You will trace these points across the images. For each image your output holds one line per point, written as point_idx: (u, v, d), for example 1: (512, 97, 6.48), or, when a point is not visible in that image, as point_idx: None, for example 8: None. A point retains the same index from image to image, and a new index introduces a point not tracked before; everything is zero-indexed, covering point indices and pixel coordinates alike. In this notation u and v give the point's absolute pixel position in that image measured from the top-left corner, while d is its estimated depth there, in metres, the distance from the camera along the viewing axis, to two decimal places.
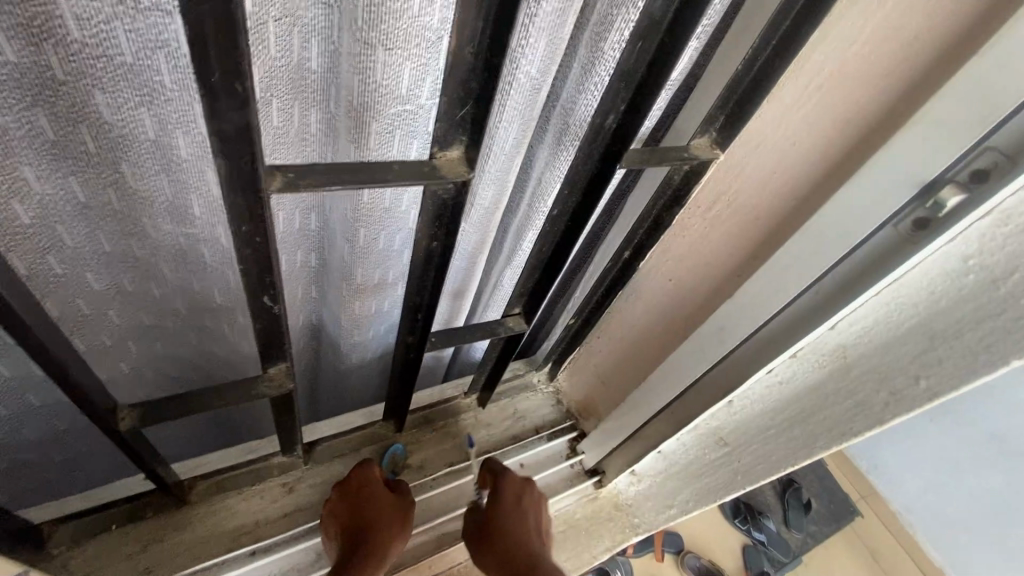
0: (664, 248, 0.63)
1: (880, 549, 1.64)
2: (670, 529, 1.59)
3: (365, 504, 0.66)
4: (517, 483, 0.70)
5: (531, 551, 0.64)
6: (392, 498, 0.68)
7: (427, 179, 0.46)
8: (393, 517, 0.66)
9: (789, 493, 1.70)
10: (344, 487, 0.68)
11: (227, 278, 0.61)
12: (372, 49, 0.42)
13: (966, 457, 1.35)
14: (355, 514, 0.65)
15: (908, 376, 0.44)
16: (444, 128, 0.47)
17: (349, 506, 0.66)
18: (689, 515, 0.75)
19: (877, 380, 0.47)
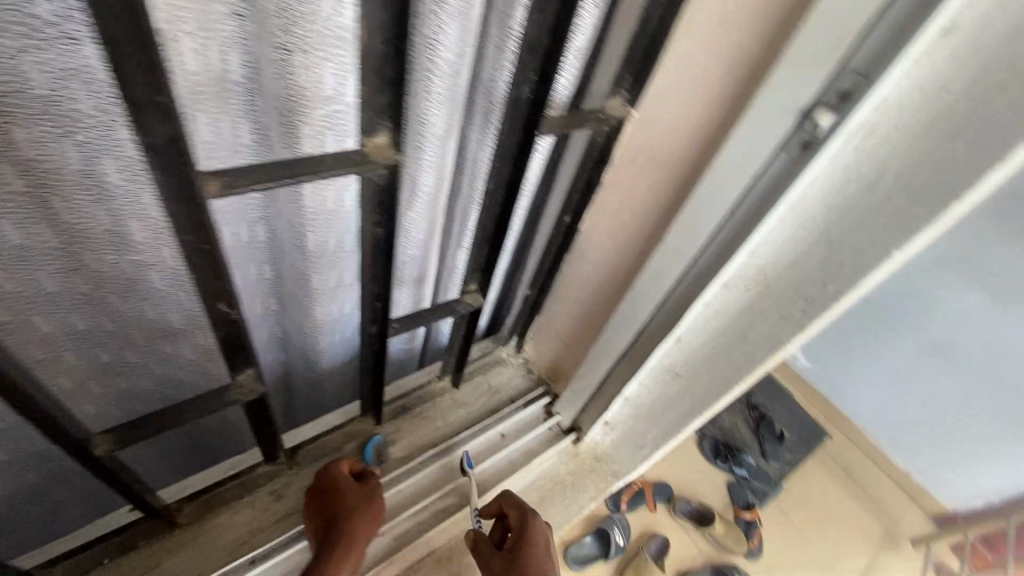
0: (600, 207, 0.67)
1: (853, 466, 1.81)
2: (659, 480, 1.67)
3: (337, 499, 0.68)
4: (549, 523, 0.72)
5: None
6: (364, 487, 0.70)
7: (355, 168, 0.49)
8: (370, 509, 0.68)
9: (762, 427, 1.83)
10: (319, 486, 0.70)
11: (179, 313, 0.60)
12: (290, 54, 0.44)
13: (910, 366, 1.51)
14: (329, 513, 0.67)
15: (819, 282, 0.50)
16: (367, 121, 0.47)
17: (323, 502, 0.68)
18: (660, 452, 0.80)
19: (795, 292, 0.52)
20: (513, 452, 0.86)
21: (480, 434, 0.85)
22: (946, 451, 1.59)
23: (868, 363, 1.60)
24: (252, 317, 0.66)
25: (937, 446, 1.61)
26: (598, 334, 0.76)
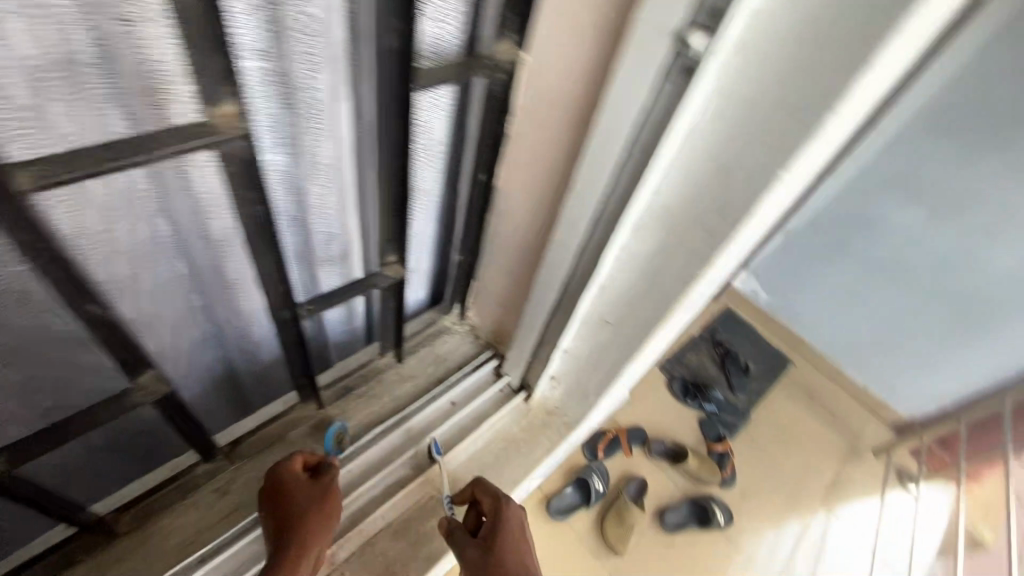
0: (512, 158, 0.64)
1: (818, 389, 1.90)
2: (632, 426, 1.72)
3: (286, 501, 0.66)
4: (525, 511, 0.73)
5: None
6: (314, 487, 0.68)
7: (205, 138, 0.46)
8: (322, 512, 0.67)
9: (729, 362, 1.91)
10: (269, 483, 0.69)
11: (94, 347, 0.54)
12: (135, 23, 0.38)
13: (863, 283, 1.59)
14: (277, 515, 0.66)
15: (717, 212, 0.48)
16: (205, 88, 0.43)
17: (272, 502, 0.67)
18: (604, 398, 0.80)
19: (697, 225, 0.50)
20: (464, 418, 0.86)
21: (429, 405, 0.84)
22: (892, 363, 1.70)
23: (814, 285, 1.71)
24: (172, 324, 0.61)
25: (886, 360, 1.72)
26: (528, 289, 0.75)
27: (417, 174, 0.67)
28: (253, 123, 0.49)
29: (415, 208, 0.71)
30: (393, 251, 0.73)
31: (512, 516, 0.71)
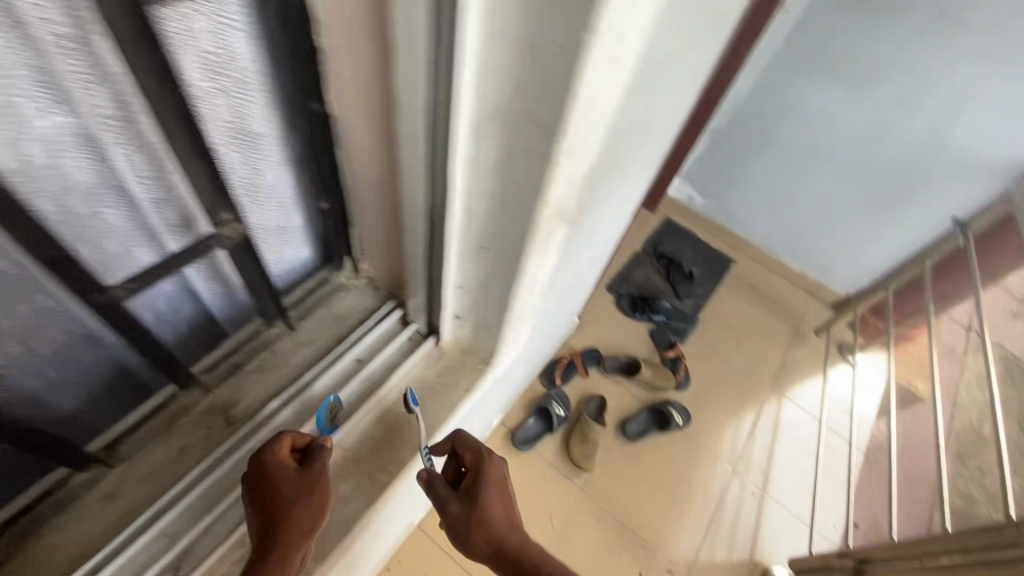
0: (339, 81, 0.56)
1: (752, 280, 2.37)
2: (588, 349, 2.02)
3: (279, 496, 0.68)
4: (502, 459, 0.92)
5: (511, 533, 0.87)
6: (308, 475, 0.72)
7: None
8: (317, 498, 0.72)
9: (673, 273, 2.34)
10: (259, 470, 0.69)
11: None
12: None
13: (785, 168, 2.09)
14: (267, 508, 0.68)
15: (541, 104, 0.41)
16: None
17: (263, 492, 0.68)
18: (508, 327, 0.76)
19: (528, 123, 0.44)
20: (372, 373, 0.82)
21: (332, 367, 0.80)
22: (827, 231, 2.16)
23: (762, 169, 2.15)
24: (15, 329, 0.58)
25: (818, 229, 2.18)
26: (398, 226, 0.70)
27: (214, 117, 0.57)
28: (5, 80, 0.42)
29: (237, 156, 0.62)
30: (225, 208, 0.65)
31: (495, 473, 0.88)
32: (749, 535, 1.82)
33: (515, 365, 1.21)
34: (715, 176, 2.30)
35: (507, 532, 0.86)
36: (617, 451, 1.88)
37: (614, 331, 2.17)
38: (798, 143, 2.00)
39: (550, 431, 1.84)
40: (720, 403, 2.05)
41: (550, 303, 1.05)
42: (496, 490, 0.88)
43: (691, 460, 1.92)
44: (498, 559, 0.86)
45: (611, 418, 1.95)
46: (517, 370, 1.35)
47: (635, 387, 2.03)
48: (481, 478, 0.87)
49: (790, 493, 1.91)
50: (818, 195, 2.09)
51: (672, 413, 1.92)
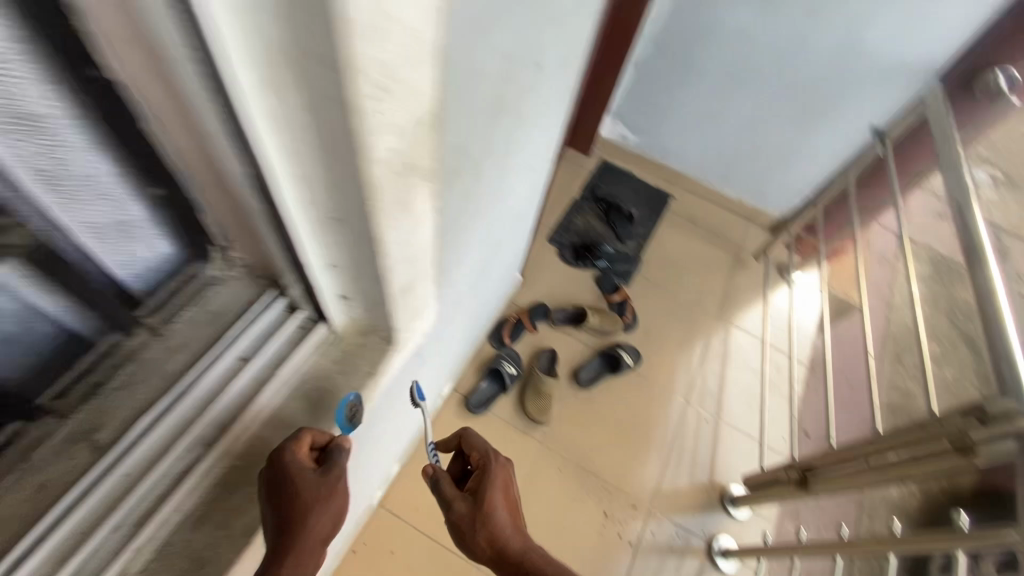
0: (106, 36, 0.43)
1: (691, 213, 2.38)
2: (536, 304, 1.98)
3: (298, 501, 0.67)
4: (507, 464, 1.03)
5: (512, 543, 0.95)
6: (328, 476, 0.72)
7: None
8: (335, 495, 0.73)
9: (614, 216, 2.30)
10: (282, 469, 0.68)
11: None
12: None
13: (710, 92, 2.05)
14: (285, 510, 0.67)
15: (313, 34, 0.34)
16: None
17: (286, 489, 0.68)
18: (397, 298, 0.69)
19: (312, 61, 0.36)
20: (259, 371, 0.73)
21: (208, 372, 0.70)
22: (757, 154, 2.16)
23: (689, 97, 2.10)
24: None
25: (749, 152, 2.17)
26: (240, 209, 0.60)
27: None
28: None
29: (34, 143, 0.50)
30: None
31: (498, 475, 1.00)
32: (707, 460, 1.87)
33: (440, 332, 1.16)
34: (643, 108, 2.23)
35: (509, 539, 0.95)
36: (573, 400, 1.88)
37: (559, 282, 2.13)
38: (722, 65, 1.95)
39: (503, 391, 1.82)
40: (670, 338, 2.08)
41: (458, 262, 0.99)
42: (500, 491, 0.98)
43: (647, 398, 1.94)
44: (500, 559, 0.95)
45: (564, 369, 1.94)
46: (448, 336, 1.30)
47: (585, 334, 2.02)
48: (486, 478, 0.99)
49: (741, 414, 1.97)
50: (746, 117, 2.06)
51: (623, 355, 1.93)
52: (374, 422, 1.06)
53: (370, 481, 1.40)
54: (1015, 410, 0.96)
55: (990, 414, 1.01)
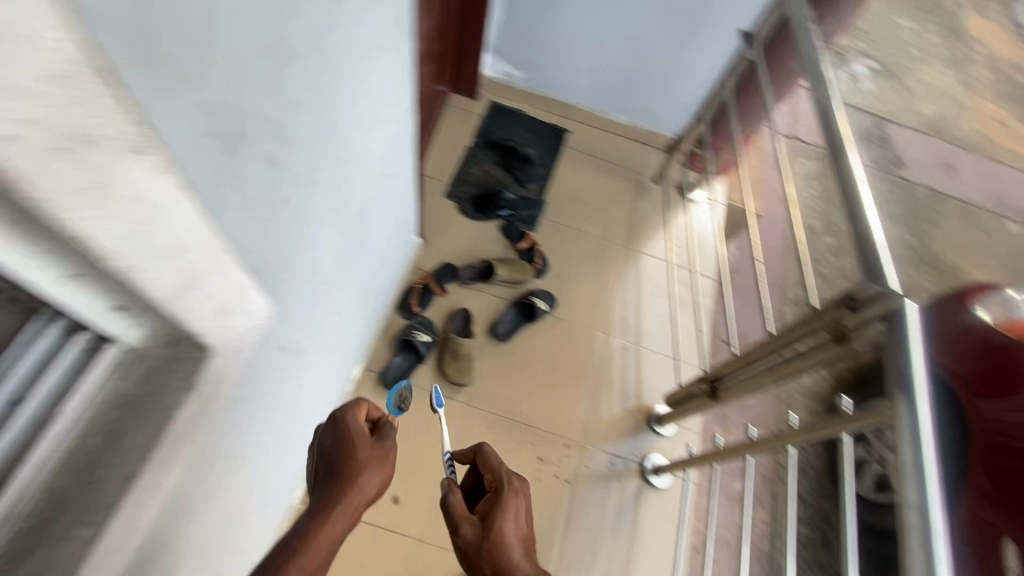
0: None
1: (589, 145, 2.33)
2: (440, 266, 1.89)
3: (353, 451, 0.91)
4: (522, 491, 1.03)
5: (517, 568, 0.93)
6: (378, 440, 0.95)
7: None
8: (381, 456, 0.93)
9: (511, 161, 2.21)
10: (342, 424, 0.94)
11: None
12: None
13: (583, 15, 1.98)
14: (345, 460, 0.90)
15: None
16: None
17: (342, 441, 0.92)
18: (179, 300, 0.57)
19: None
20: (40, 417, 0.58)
21: None
22: (641, 75, 2.12)
23: (564, 23, 2.02)
24: None
25: (632, 74, 2.13)
26: None
27: None
28: None
29: None
30: None
31: (510, 502, 0.99)
32: (631, 387, 1.91)
33: (305, 317, 1.06)
34: (522, 42, 2.13)
35: (513, 566, 0.93)
36: (493, 354, 1.85)
37: (463, 238, 2.04)
38: None
39: (420, 362, 1.75)
40: (583, 275, 2.08)
41: (296, 240, 0.89)
42: (511, 518, 0.98)
43: (566, 339, 1.94)
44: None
45: (480, 326, 1.89)
46: (325, 319, 1.20)
47: (497, 288, 1.97)
48: (498, 503, 0.99)
49: (659, 337, 2.01)
50: (623, 37, 2.01)
51: (537, 302, 1.90)
52: (241, 429, 0.95)
53: (279, 485, 1.30)
54: (883, 294, 0.97)
55: (859, 301, 1.02)
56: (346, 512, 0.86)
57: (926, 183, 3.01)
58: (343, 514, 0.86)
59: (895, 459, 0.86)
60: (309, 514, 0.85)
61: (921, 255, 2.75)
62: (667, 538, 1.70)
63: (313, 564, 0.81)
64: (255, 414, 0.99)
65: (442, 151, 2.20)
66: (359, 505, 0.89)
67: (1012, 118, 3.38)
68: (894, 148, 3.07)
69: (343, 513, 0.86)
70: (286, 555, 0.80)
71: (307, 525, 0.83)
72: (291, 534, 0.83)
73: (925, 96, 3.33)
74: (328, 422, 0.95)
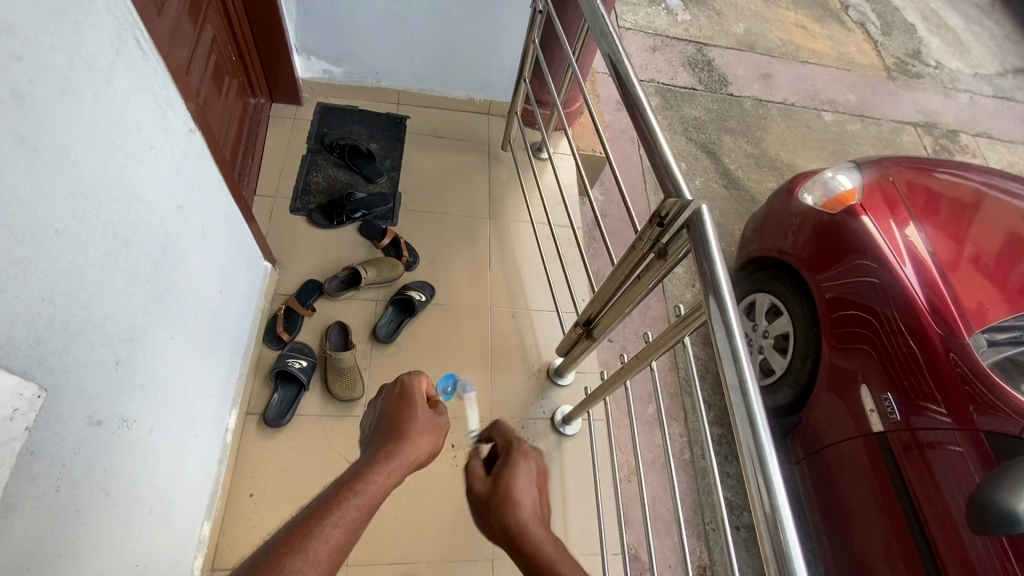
0: None
1: (431, 127, 2.31)
2: (304, 285, 1.82)
3: (416, 419, 1.04)
4: (535, 457, 1.06)
5: (521, 522, 0.92)
6: (434, 414, 1.09)
7: None
8: (433, 426, 1.06)
9: (352, 159, 2.12)
10: (408, 386, 1.11)
11: None
12: None
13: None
14: (406, 422, 1.03)
15: None
16: None
17: (404, 407, 1.07)
18: None
19: None
20: None
21: None
22: (460, 47, 2.12)
23: (365, 10, 1.94)
24: None
25: (451, 48, 2.12)
26: None
27: None
28: None
29: None
30: None
31: (519, 462, 1.02)
32: (525, 349, 1.95)
33: (115, 381, 0.95)
34: (325, 33, 2.02)
35: (515, 519, 0.93)
36: (381, 358, 1.81)
37: (320, 250, 1.95)
38: None
39: (304, 388, 1.67)
40: (454, 256, 2.06)
41: (51, 302, 0.78)
42: (519, 472, 1.00)
43: (452, 322, 1.93)
44: (509, 543, 0.92)
45: (360, 333, 1.83)
46: (154, 374, 1.09)
47: (370, 291, 1.91)
48: (508, 463, 1.02)
49: (540, 294, 2.06)
50: (430, 13, 1.97)
51: (413, 294, 1.87)
52: (61, 522, 0.84)
53: (162, 560, 1.19)
54: (678, 204, 1.05)
55: (666, 217, 1.10)
56: (400, 463, 0.95)
57: (752, 95, 3.28)
58: (399, 464, 0.94)
59: (715, 347, 0.93)
60: (371, 459, 0.94)
61: (760, 160, 3.02)
62: (588, 479, 1.77)
63: (367, 503, 0.85)
64: (81, 498, 0.88)
65: (276, 168, 2.08)
66: (413, 461, 0.98)
67: (808, 22, 3.79)
68: (717, 69, 3.33)
69: (400, 464, 0.95)
70: (348, 488, 0.85)
71: (369, 467, 0.91)
72: (353, 471, 0.90)
73: (733, 16, 3.63)
74: (396, 384, 1.12)
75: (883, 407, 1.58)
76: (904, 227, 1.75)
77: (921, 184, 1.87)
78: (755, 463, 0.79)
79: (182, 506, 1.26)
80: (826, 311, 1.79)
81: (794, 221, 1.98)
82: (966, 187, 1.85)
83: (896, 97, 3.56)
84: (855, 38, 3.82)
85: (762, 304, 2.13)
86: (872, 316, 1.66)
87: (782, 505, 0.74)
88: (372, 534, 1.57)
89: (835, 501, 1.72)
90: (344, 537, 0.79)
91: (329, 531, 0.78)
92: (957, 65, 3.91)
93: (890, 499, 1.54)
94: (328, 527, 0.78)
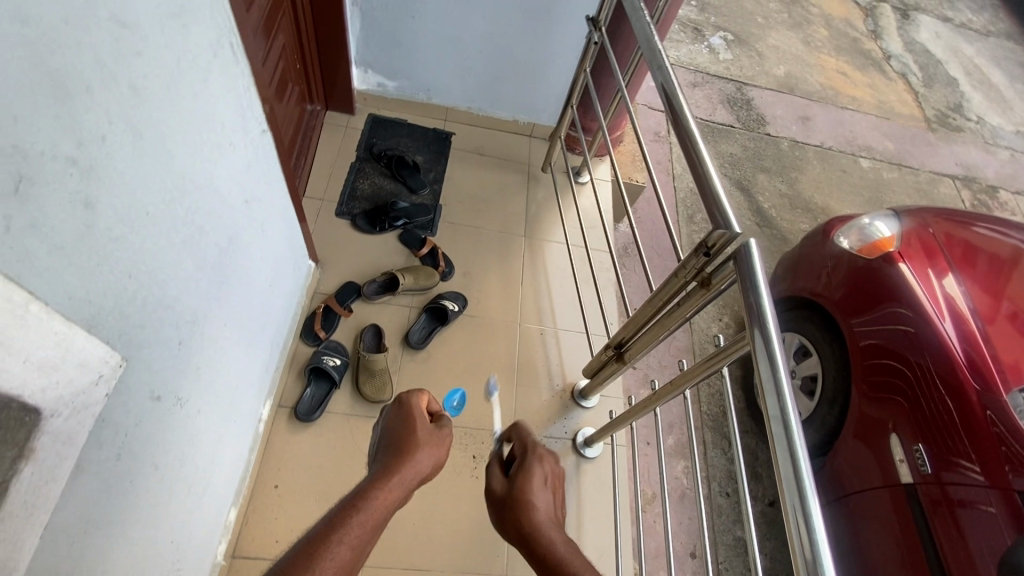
0: None
1: (473, 145, 2.39)
2: (343, 285, 1.88)
3: (417, 436, 1.05)
4: (550, 463, 1.08)
5: (534, 524, 0.93)
6: (435, 428, 1.11)
7: None
8: (434, 441, 1.07)
9: (399, 169, 2.20)
10: (409, 403, 1.13)
11: None
12: None
13: (441, 20, 2.00)
14: (411, 438, 1.05)
15: None
16: None
17: (407, 422, 1.09)
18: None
19: None
20: None
21: None
22: (510, 72, 2.20)
23: (423, 30, 2.03)
24: None
25: (501, 72, 2.20)
26: None
27: None
28: None
29: None
30: None
31: (536, 464, 1.04)
32: (551, 367, 1.96)
33: (175, 361, 1.00)
34: (384, 49, 2.12)
35: (528, 522, 0.93)
36: (410, 364, 1.84)
37: (361, 254, 2.01)
38: None
39: (336, 387, 1.71)
40: (487, 271, 2.11)
41: (136, 278, 0.84)
42: (534, 474, 1.02)
43: (481, 335, 1.96)
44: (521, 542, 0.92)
45: (392, 338, 1.87)
46: (207, 357, 1.14)
47: (405, 297, 1.96)
48: (523, 465, 1.05)
49: (569, 315, 2.08)
50: (484, 37, 2.06)
51: (447, 304, 1.90)
52: (117, 491, 0.88)
53: (195, 540, 1.22)
54: (726, 235, 1.07)
55: (713, 247, 1.11)
56: (402, 479, 0.96)
57: (789, 136, 3.31)
58: (400, 481, 0.96)
59: (757, 382, 0.94)
60: (373, 477, 0.96)
61: (794, 201, 3.03)
62: (605, 504, 1.76)
63: (371, 521, 0.87)
64: (134, 471, 0.92)
65: (326, 172, 2.17)
66: (415, 478, 0.99)
67: (849, 69, 3.82)
68: (756, 108, 3.37)
69: (400, 480, 0.96)
70: (351, 506, 0.88)
71: (370, 486, 0.93)
72: (356, 489, 0.92)
73: (774, 58, 3.69)
74: (398, 401, 1.14)
75: (914, 458, 1.55)
76: (942, 278, 1.73)
77: (959, 236, 1.86)
78: (795, 500, 0.80)
79: (215, 489, 1.30)
80: (859, 358, 1.77)
81: (829, 263, 1.98)
82: (1006, 243, 1.84)
83: (935, 148, 3.55)
84: (896, 88, 3.83)
85: (793, 343, 2.13)
86: (905, 367, 1.64)
87: (822, 545, 0.75)
88: (390, 539, 1.57)
89: (856, 552, 1.68)
90: (350, 555, 0.81)
91: (336, 549, 0.80)
92: (1000, 121, 3.88)
93: (916, 555, 1.51)
94: (334, 546, 0.80)
